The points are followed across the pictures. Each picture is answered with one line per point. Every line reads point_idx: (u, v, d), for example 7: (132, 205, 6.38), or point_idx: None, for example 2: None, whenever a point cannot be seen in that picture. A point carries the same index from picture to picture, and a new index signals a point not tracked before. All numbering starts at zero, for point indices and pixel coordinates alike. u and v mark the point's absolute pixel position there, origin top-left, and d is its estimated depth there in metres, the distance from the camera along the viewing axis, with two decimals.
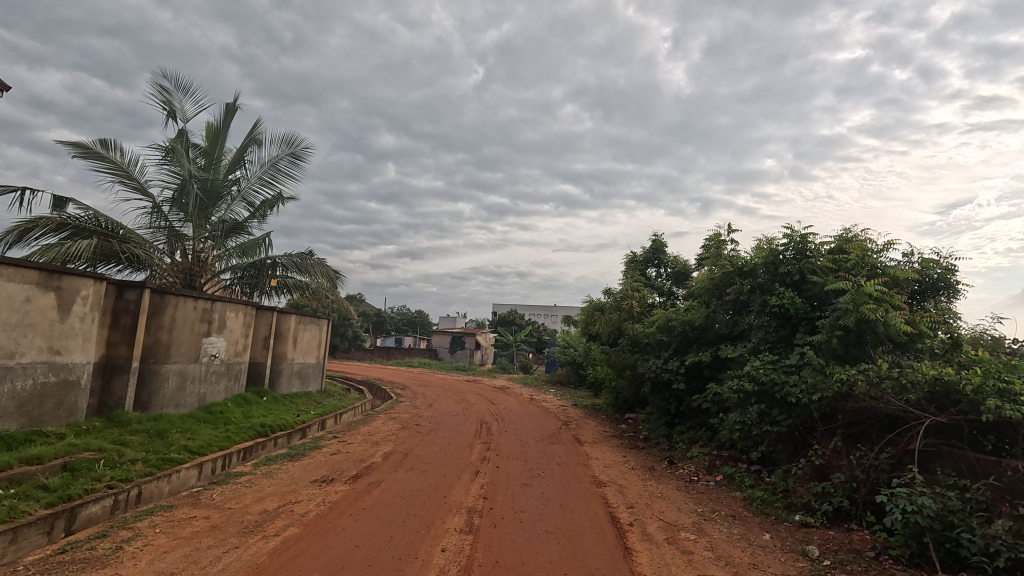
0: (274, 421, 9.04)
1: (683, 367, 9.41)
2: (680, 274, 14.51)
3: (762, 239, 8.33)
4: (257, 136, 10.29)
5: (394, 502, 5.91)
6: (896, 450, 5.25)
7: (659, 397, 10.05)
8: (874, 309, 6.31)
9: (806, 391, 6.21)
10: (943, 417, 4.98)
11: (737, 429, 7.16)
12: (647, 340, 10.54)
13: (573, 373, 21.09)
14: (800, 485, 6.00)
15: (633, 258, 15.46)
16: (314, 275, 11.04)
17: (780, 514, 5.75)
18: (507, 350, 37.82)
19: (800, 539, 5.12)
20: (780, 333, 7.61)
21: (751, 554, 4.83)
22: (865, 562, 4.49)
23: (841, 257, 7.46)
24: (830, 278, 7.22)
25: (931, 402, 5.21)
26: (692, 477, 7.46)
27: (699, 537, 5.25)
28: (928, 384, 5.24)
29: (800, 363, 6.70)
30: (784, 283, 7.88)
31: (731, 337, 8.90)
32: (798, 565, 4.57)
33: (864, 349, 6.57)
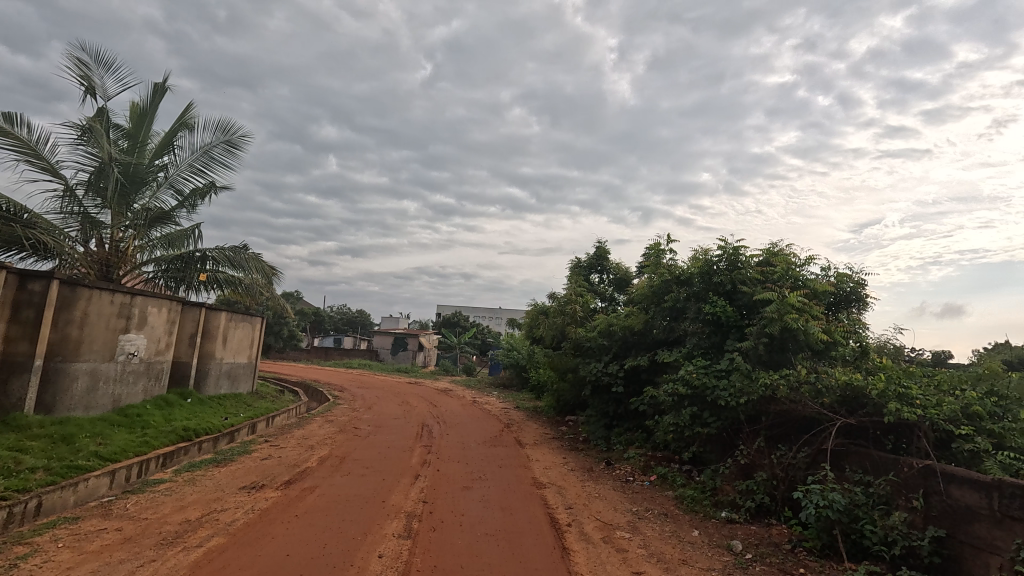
0: (199, 425, 8.48)
1: (622, 370, 9.71)
2: (622, 280, 14.90)
3: (699, 249, 8.75)
4: (189, 121, 9.66)
5: (330, 508, 5.72)
6: (811, 450, 5.67)
7: (599, 399, 10.31)
8: (796, 318, 6.79)
9: (734, 394, 6.59)
10: (852, 418, 5.44)
11: (671, 431, 7.51)
12: (588, 343, 10.80)
13: (516, 376, 21.26)
14: (727, 483, 6.39)
15: (578, 263, 15.83)
16: (249, 270, 10.45)
17: (708, 511, 6.08)
18: (450, 352, 37.58)
19: (725, 535, 5.43)
20: (712, 339, 8.02)
21: (680, 550, 5.06)
22: (782, 554, 4.84)
23: (768, 269, 8.00)
24: (757, 289, 7.72)
25: (842, 405, 5.66)
26: (628, 477, 7.74)
27: (633, 535, 5.44)
28: (840, 388, 5.68)
29: (729, 368, 7.09)
30: (717, 292, 8.31)
31: (667, 343, 9.28)
32: (723, 559, 4.85)
33: (786, 355, 7.04)
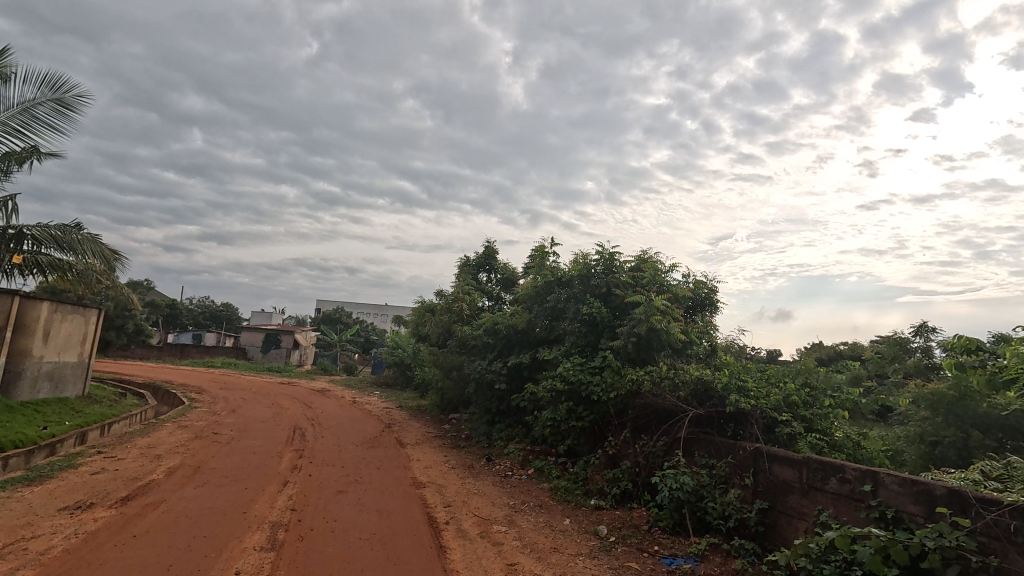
0: (6, 437, 7.04)
1: (504, 368, 9.94)
2: (508, 280, 15.25)
3: (579, 253, 9.27)
4: (3, 69, 7.98)
5: (178, 525, 5.09)
6: (668, 439, 6.31)
7: (482, 397, 10.46)
8: (660, 319, 7.50)
9: (606, 389, 7.08)
10: (701, 409, 6.16)
11: (548, 425, 7.87)
12: (473, 341, 10.90)
13: (400, 374, 20.75)
14: (597, 473, 6.85)
15: (466, 261, 15.90)
16: (80, 252, 8.81)
17: (579, 500, 6.47)
18: (330, 350, 35.54)
19: (593, 521, 5.82)
20: (588, 338, 8.54)
21: (552, 538, 5.31)
22: (641, 535, 5.31)
23: (639, 274, 8.73)
24: (628, 292, 8.38)
25: (694, 398, 6.37)
26: (507, 472, 7.96)
27: (509, 528, 5.60)
28: (693, 382, 6.38)
29: (602, 365, 7.60)
30: (594, 294, 8.87)
31: (547, 341, 9.67)
32: (590, 544, 5.19)
33: (651, 353, 7.73)
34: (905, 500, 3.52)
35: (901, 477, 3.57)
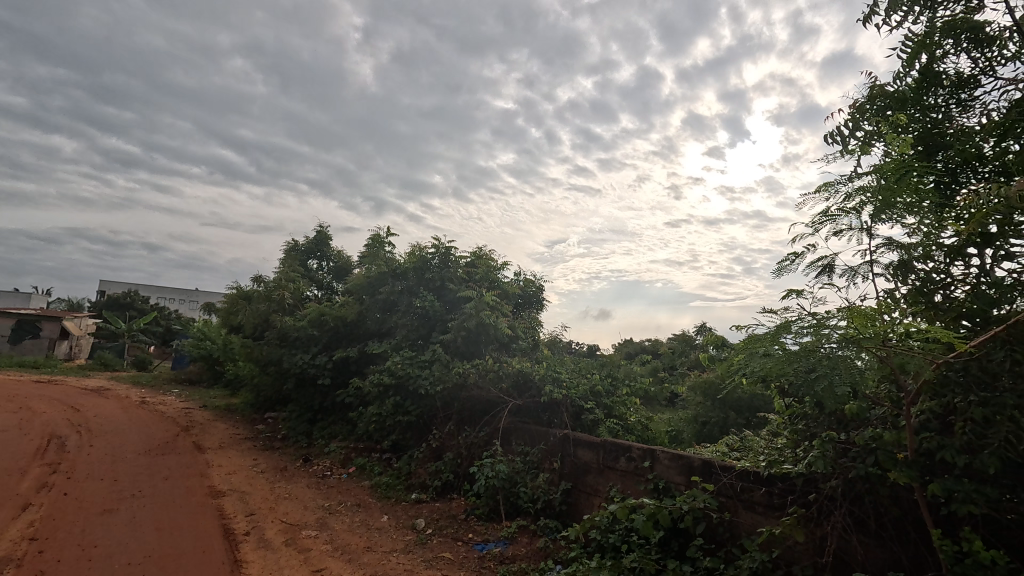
0: None
1: (330, 362, 9.34)
2: (341, 269, 14.34)
3: (415, 245, 9.15)
4: None
5: None
6: (489, 429, 6.57)
7: (304, 393, 9.70)
8: (489, 315, 7.79)
9: (433, 383, 7.08)
10: (520, 400, 6.54)
11: (373, 421, 7.62)
12: (296, 333, 10.03)
13: (207, 370, 18.18)
14: (420, 467, 6.83)
15: (295, 245, 14.59)
16: None
17: (400, 495, 6.36)
18: (115, 341, 29.60)
19: (411, 515, 5.77)
20: (420, 331, 8.45)
21: (367, 538, 5.13)
22: (457, 524, 5.43)
23: (473, 270, 8.94)
24: (462, 287, 8.51)
25: (515, 389, 6.73)
26: (325, 472, 7.45)
27: (321, 532, 5.26)
28: (515, 375, 6.74)
29: (431, 358, 7.58)
30: (428, 287, 8.81)
31: (378, 334, 9.31)
32: (406, 538, 5.14)
33: (479, 347, 7.95)
34: (672, 472, 4.14)
35: (671, 453, 4.20)
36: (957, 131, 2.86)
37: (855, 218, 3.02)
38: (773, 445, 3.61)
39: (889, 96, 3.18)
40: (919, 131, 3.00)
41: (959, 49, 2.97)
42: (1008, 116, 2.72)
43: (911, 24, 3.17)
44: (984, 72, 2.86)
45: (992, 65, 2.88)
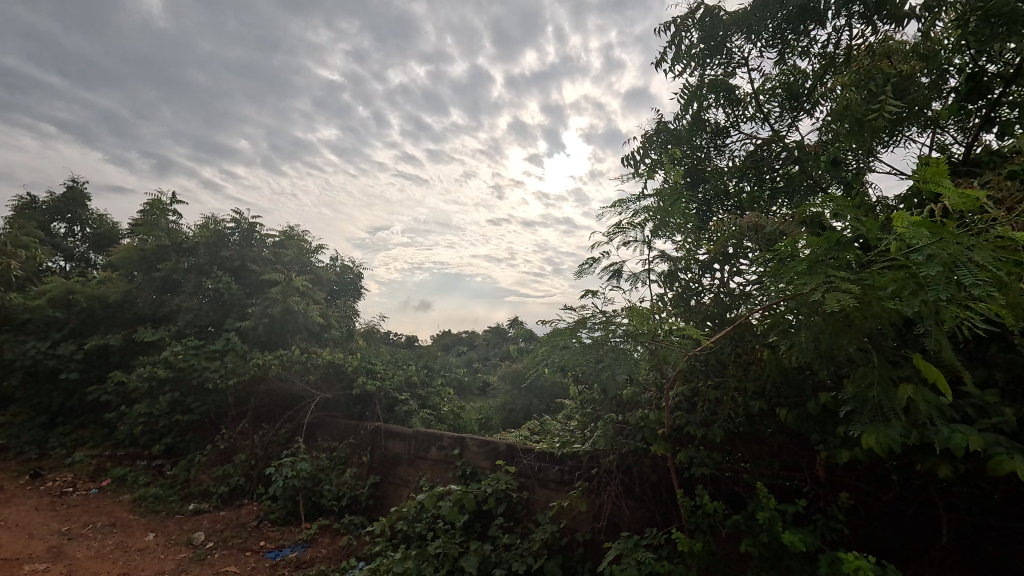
0: None
1: (79, 352, 7.46)
2: (102, 237, 11.47)
3: (209, 218, 7.89)
4: None
5: None
6: (291, 425, 6.03)
7: (36, 392, 7.58)
8: (297, 301, 7.17)
9: (223, 376, 6.16)
10: (329, 393, 6.15)
11: (141, 422, 6.36)
12: (25, 315, 7.74)
13: None
14: (202, 472, 5.90)
15: (29, 202, 11.29)
16: None
17: (172, 507, 5.36)
18: None
19: (187, 529, 4.94)
20: (210, 317, 7.25)
21: (122, 564, 4.23)
22: (246, 532, 4.83)
23: (281, 251, 8.10)
24: (267, 269, 7.62)
25: (323, 381, 6.28)
26: (64, 489, 5.84)
27: (52, 564, 4.17)
28: (324, 366, 6.30)
29: (223, 349, 6.54)
30: (223, 267, 7.67)
31: (152, 319, 7.72)
32: (178, 557, 4.38)
33: (284, 336, 7.16)
34: (480, 458, 4.35)
35: (479, 440, 4.41)
36: (713, 168, 3.54)
37: (640, 232, 3.53)
38: (566, 427, 4.07)
39: (669, 133, 3.80)
40: (688, 164, 3.64)
41: (718, 105, 3.63)
42: (746, 162, 3.46)
43: (688, 75, 3.83)
44: (733, 124, 3.59)
45: (739, 120, 3.58)
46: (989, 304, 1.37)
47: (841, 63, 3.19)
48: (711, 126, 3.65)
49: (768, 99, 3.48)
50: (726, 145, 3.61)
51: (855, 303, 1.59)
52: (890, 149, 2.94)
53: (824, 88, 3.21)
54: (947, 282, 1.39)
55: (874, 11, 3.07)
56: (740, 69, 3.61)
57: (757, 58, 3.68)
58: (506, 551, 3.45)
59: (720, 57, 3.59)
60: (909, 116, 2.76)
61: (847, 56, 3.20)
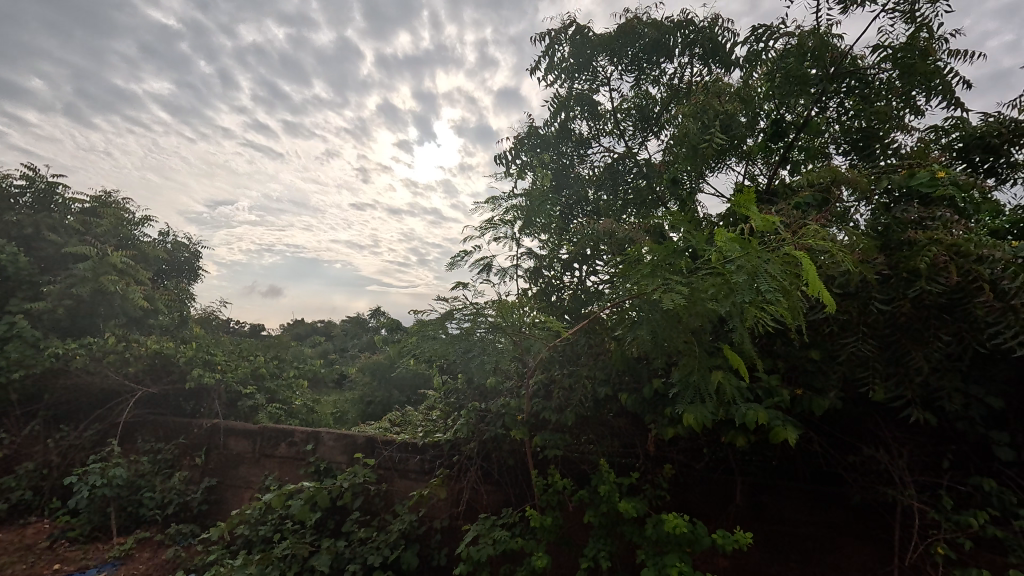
0: None
1: None
2: None
3: None
4: None
5: None
6: (102, 426, 5.13)
7: None
8: (114, 281, 6.10)
9: (3, 369, 4.96)
10: (154, 388, 5.34)
11: None
12: None
13: None
14: None
15: None
16: None
17: None
18: None
19: None
20: None
21: None
22: (34, 556, 3.91)
23: (92, 220, 6.77)
24: (71, 240, 6.29)
25: (147, 374, 5.43)
26: None
27: None
28: (149, 357, 5.44)
29: (5, 335, 5.22)
30: (5, 236, 6.07)
31: None
32: None
33: (94, 322, 6.03)
34: (336, 452, 4.17)
35: (336, 433, 4.23)
36: (577, 175, 3.84)
37: (511, 229, 3.69)
38: (429, 418, 4.09)
39: (539, 138, 4.03)
40: (555, 169, 3.90)
41: (582, 118, 3.95)
42: (604, 173, 3.82)
43: (558, 86, 4.08)
44: (595, 136, 3.93)
45: (600, 134, 3.93)
46: (777, 307, 1.72)
47: (683, 95, 3.69)
48: (576, 136, 3.95)
49: (625, 118, 3.89)
50: (588, 155, 3.95)
51: (684, 303, 1.89)
52: (715, 174, 3.48)
53: (669, 115, 3.68)
54: (749, 287, 1.72)
55: (707, 54, 3.66)
56: (603, 87, 3.96)
57: (617, 79, 4.07)
58: (361, 545, 3.36)
59: (586, 74, 3.90)
60: (730, 149, 3.30)
61: (688, 90, 3.70)
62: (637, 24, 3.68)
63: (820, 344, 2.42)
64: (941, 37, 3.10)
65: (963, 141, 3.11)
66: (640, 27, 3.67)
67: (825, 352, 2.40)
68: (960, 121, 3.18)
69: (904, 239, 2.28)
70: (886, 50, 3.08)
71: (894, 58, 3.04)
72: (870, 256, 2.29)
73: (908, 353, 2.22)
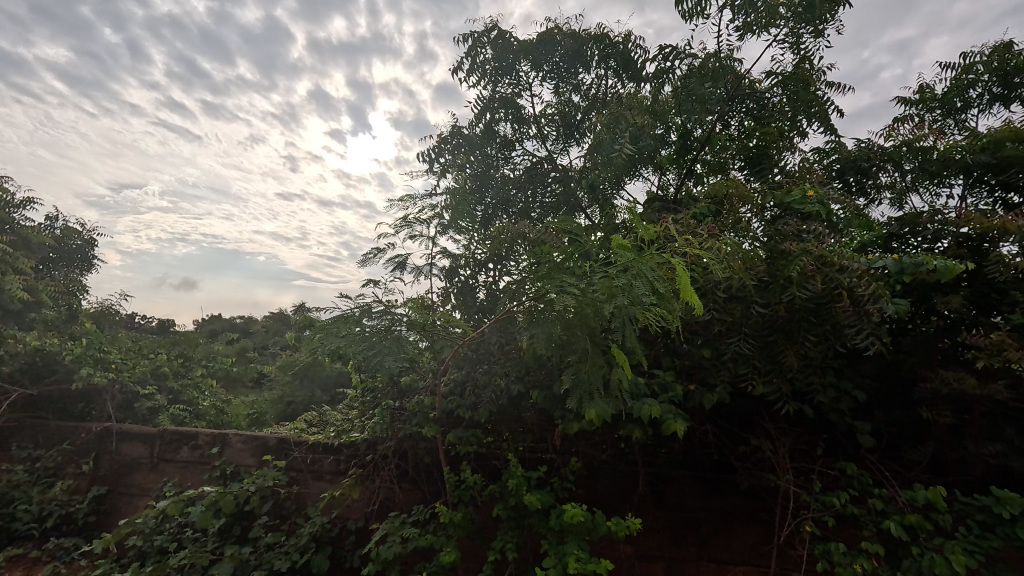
0: None
1: None
2: None
3: None
4: None
5: None
6: None
7: None
8: None
9: None
10: (33, 389, 4.80)
11: None
12: None
13: None
14: None
15: None
16: None
17: None
18: None
19: None
20: None
21: None
22: None
23: None
24: None
25: (25, 374, 4.87)
26: None
27: None
28: (27, 355, 4.88)
29: None
30: None
31: None
32: None
33: None
34: (244, 455, 3.96)
35: (244, 435, 4.02)
36: (500, 176, 3.90)
37: (426, 228, 3.71)
38: (345, 417, 3.99)
39: (463, 138, 4.06)
40: (478, 169, 3.94)
41: (506, 120, 4.01)
42: (525, 175, 3.89)
43: (482, 87, 4.13)
44: (518, 139, 4.00)
45: (523, 137, 4.01)
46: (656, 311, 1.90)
47: (602, 105, 3.85)
48: (501, 138, 4.01)
49: (547, 123, 3.99)
50: (512, 157, 4.01)
51: (575, 305, 2.02)
52: (630, 182, 3.66)
53: (588, 123, 3.83)
54: (628, 293, 1.90)
55: (620, 68, 3.88)
56: (526, 92, 4.06)
57: (539, 85, 4.18)
58: (268, 551, 3.21)
59: (509, 78, 3.97)
60: (641, 159, 3.49)
61: (605, 100, 3.88)
62: (558, 33, 3.81)
63: (711, 344, 2.64)
64: (821, 69, 3.48)
65: (841, 163, 3.50)
66: (559, 36, 3.81)
67: (713, 351, 2.63)
68: (838, 145, 3.57)
69: (781, 249, 2.54)
70: (777, 76, 3.39)
71: (783, 84, 3.37)
72: (751, 265, 2.54)
73: (781, 351, 2.48)
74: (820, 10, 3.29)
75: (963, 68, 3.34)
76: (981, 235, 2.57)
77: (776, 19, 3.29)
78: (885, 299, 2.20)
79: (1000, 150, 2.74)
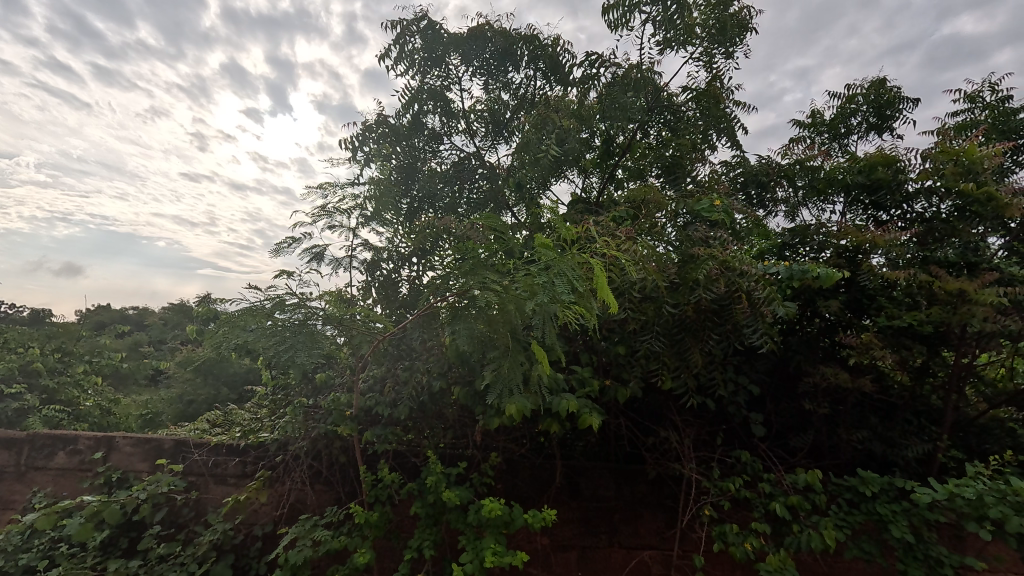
0: None
1: None
2: None
3: None
4: None
5: None
6: None
7: None
8: None
9: None
10: None
11: None
12: None
13: None
14: None
15: None
16: None
17: None
18: None
19: None
20: None
21: None
22: None
23: None
24: None
25: None
26: None
27: None
28: None
29: None
30: None
31: None
32: None
33: None
34: (133, 460, 3.59)
35: (135, 438, 3.64)
36: (428, 169, 3.84)
37: (346, 218, 3.56)
38: (254, 415, 3.75)
39: (388, 127, 3.94)
40: (404, 162, 3.85)
41: (433, 112, 3.94)
42: (452, 170, 3.84)
43: (410, 77, 4.04)
44: (446, 133, 3.96)
45: (451, 131, 3.97)
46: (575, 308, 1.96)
47: (529, 105, 3.91)
48: (429, 130, 3.93)
49: (476, 118, 3.98)
50: (440, 150, 3.97)
51: (497, 301, 2.04)
52: (556, 183, 3.75)
53: (517, 122, 3.87)
54: (549, 289, 1.96)
55: (548, 70, 3.95)
56: (455, 86, 4.02)
57: (468, 80, 4.15)
58: (159, 563, 2.92)
59: (438, 70, 3.91)
60: (567, 161, 3.59)
61: (534, 101, 3.94)
62: (488, 30, 3.80)
63: (625, 341, 2.77)
64: (730, 88, 3.76)
65: (744, 176, 3.83)
66: (488, 32, 3.79)
67: (627, 348, 2.76)
68: (743, 159, 3.89)
69: (691, 254, 2.71)
70: (692, 92, 3.63)
71: (697, 100, 3.61)
72: (663, 267, 2.69)
73: (688, 348, 2.66)
74: (731, 32, 3.55)
75: (847, 98, 3.75)
76: (856, 247, 2.90)
77: (692, 37, 3.51)
78: (777, 302, 2.43)
79: (873, 173, 3.08)
